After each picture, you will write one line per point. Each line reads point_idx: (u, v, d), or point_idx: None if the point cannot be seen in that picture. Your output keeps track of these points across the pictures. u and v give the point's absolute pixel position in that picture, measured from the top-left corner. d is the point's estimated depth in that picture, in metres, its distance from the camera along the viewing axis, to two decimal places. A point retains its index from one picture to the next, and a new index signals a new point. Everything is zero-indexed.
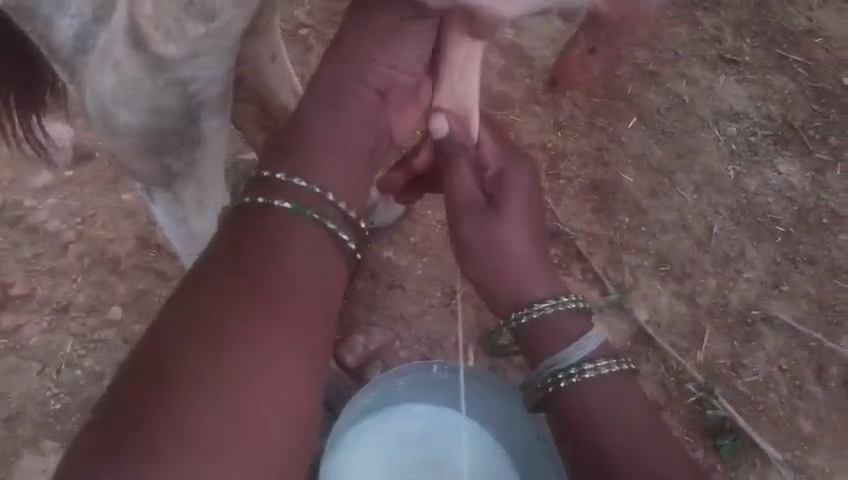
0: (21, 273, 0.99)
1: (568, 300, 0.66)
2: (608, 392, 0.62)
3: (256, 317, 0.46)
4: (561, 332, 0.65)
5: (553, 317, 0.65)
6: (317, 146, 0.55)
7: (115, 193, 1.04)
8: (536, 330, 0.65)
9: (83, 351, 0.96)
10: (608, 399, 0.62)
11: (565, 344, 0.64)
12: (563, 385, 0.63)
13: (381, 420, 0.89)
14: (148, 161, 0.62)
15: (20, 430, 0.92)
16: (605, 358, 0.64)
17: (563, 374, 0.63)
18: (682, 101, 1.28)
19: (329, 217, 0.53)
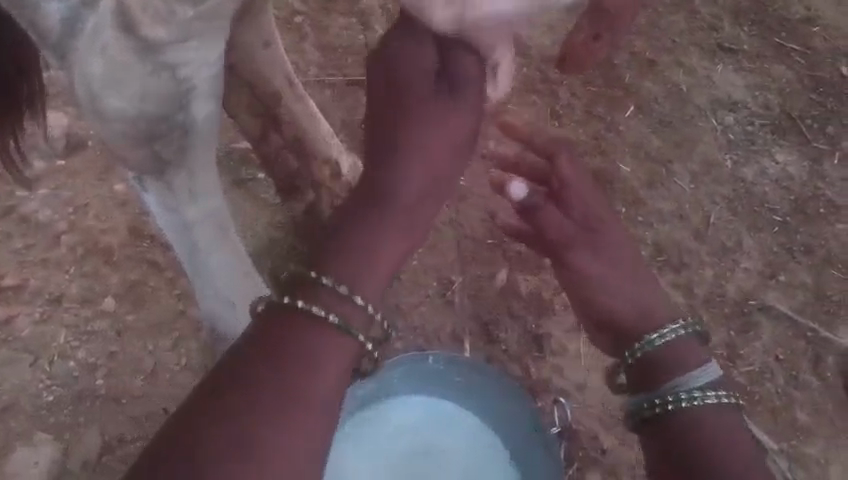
0: (13, 264, 0.98)
1: (681, 329, 0.63)
2: (723, 420, 0.58)
3: (282, 415, 0.45)
4: (679, 361, 0.61)
5: (677, 344, 0.62)
6: (368, 227, 0.50)
7: (108, 183, 1.03)
8: (659, 354, 0.62)
9: (76, 342, 0.95)
10: (722, 428, 0.57)
11: (687, 370, 0.60)
12: (675, 407, 0.58)
13: (380, 410, 0.89)
14: (139, 149, 0.60)
15: (13, 422, 0.91)
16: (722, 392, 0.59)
17: (682, 397, 0.58)
18: (679, 90, 1.27)
19: (361, 326, 0.49)
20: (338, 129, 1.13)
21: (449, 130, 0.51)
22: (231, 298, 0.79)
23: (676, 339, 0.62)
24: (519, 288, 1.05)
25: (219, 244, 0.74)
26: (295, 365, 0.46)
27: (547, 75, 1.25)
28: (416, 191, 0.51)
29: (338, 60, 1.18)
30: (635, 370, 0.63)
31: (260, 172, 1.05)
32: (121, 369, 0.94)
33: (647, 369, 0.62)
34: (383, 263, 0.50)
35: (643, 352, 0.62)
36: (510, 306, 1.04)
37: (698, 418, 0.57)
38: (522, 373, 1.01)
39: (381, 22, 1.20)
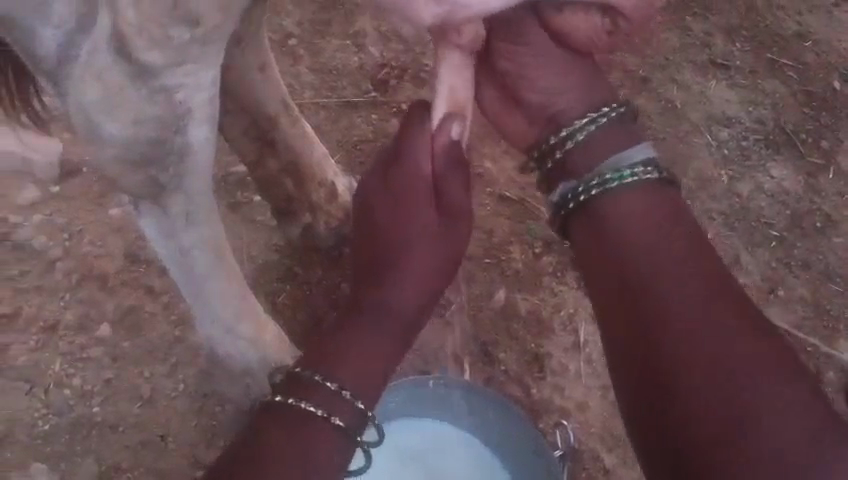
0: (8, 291, 0.98)
1: (605, 113, 0.66)
2: (638, 201, 0.62)
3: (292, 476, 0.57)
4: (602, 146, 0.65)
5: (603, 131, 0.65)
6: (360, 347, 0.64)
7: (103, 207, 1.02)
8: (586, 143, 0.65)
9: (72, 370, 0.94)
10: (631, 199, 0.62)
11: (618, 150, 0.64)
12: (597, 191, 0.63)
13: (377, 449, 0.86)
14: (134, 171, 0.60)
15: (8, 452, 0.90)
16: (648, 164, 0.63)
17: (602, 176, 0.63)
18: (673, 106, 1.27)
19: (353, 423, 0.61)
20: (334, 150, 1.13)
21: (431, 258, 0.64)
22: (230, 324, 0.80)
23: (600, 128, 0.65)
24: (518, 308, 1.05)
25: (218, 272, 0.73)
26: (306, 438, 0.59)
27: None
28: (405, 305, 0.64)
29: (333, 82, 1.18)
30: (563, 164, 0.66)
31: (255, 195, 1.04)
32: (117, 396, 0.93)
33: (570, 158, 0.66)
34: (368, 367, 0.64)
35: (567, 144, 0.66)
36: (509, 326, 1.04)
37: (656, 284, 0.57)
38: (523, 394, 1.01)
39: (374, 42, 1.20)
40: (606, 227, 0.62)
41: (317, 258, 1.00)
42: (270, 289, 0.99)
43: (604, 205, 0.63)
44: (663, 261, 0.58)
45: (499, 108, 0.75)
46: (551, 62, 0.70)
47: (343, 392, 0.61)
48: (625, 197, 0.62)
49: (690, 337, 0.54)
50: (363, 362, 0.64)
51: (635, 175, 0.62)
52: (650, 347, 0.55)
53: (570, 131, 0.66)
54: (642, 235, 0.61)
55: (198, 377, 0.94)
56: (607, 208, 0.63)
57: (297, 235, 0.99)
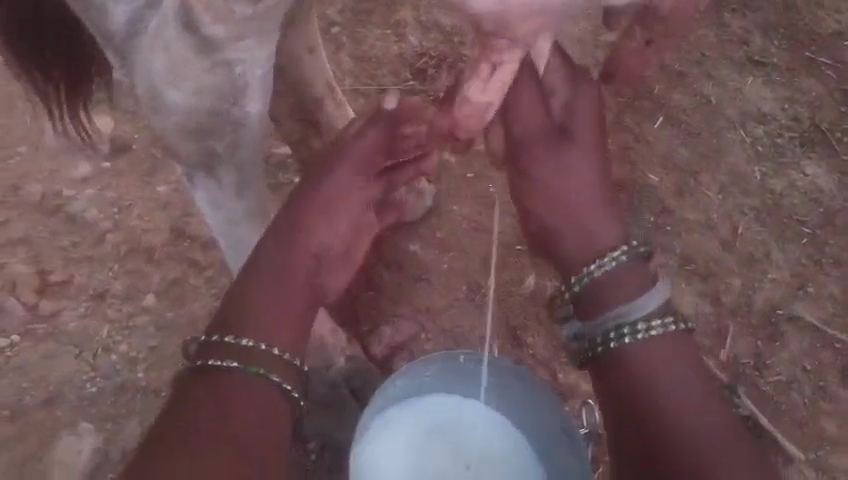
0: (61, 260, 1.02)
1: (620, 254, 0.69)
2: (664, 347, 0.66)
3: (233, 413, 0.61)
4: (616, 288, 0.68)
5: (620, 272, 0.69)
6: (263, 309, 0.69)
7: (152, 184, 1.07)
8: (602, 279, 0.69)
9: (119, 337, 0.99)
10: (656, 351, 0.65)
11: (632, 299, 0.67)
12: (626, 340, 0.66)
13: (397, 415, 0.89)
14: (192, 141, 0.64)
15: (58, 411, 0.95)
16: (663, 315, 0.67)
17: (627, 329, 0.66)
18: (708, 102, 1.28)
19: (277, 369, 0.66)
20: None
21: (321, 218, 0.73)
22: None
23: (615, 267, 0.69)
24: (548, 294, 1.07)
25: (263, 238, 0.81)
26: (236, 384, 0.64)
27: None
28: (304, 263, 0.73)
29: (373, 70, 1.21)
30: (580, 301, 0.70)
31: (296, 177, 1.08)
32: (160, 364, 0.97)
33: (590, 295, 0.70)
34: (264, 319, 0.68)
35: (583, 286, 0.70)
36: (538, 311, 1.06)
37: (657, 390, 0.63)
38: (550, 377, 1.04)
39: (414, 32, 1.23)
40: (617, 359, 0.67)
41: None
42: None
43: (623, 353, 0.66)
44: (671, 386, 0.63)
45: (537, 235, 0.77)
46: (561, 152, 0.73)
47: (263, 346, 0.66)
48: (641, 347, 0.66)
49: (678, 419, 0.61)
50: (264, 323, 0.68)
51: (646, 328, 0.66)
52: (638, 423, 0.63)
53: (587, 269, 0.70)
54: (661, 371, 0.64)
55: None
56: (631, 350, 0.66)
57: None
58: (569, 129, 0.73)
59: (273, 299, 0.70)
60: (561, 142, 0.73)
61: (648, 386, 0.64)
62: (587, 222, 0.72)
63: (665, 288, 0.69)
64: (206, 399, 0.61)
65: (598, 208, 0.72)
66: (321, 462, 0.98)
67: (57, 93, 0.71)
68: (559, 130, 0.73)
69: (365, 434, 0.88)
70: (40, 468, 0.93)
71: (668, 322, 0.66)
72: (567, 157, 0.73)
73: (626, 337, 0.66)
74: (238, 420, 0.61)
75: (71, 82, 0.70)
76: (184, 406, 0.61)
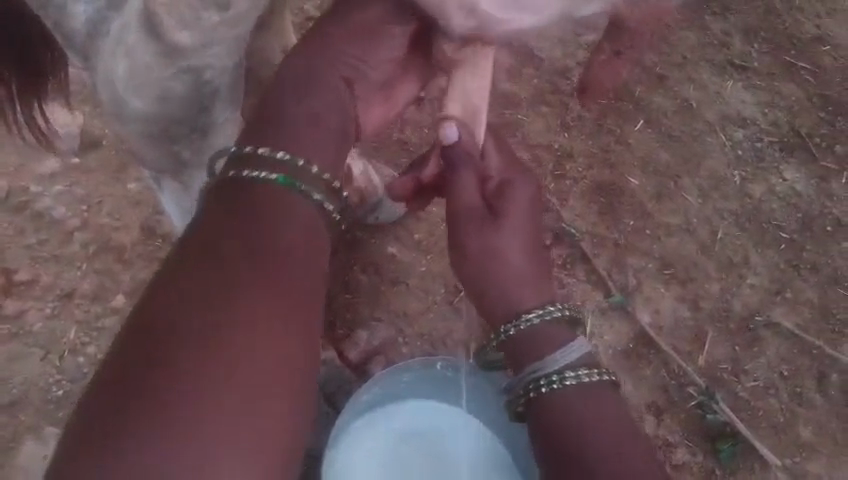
0: (26, 259, 0.99)
1: (555, 310, 0.70)
2: (585, 398, 0.67)
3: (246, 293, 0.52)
4: (546, 341, 0.70)
5: (541, 326, 0.70)
6: (295, 125, 0.64)
7: (122, 181, 1.04)
8: (527, 332, 0.70)
9: (87, 338, 0.96)
10: (577, 401, 0.67)
11: (552, 350, 0.69)
12: (544, 390, 0.68)
13: (373, 426, 0.89)
14: (158, 146, 0.62)
15: (22, 415, 0.92)
16: (587, 367, 0.69)
17: (545, 382, 0.68)
18: (689, 105, 1.28)
19: (316, 189, 0.61)
20: None
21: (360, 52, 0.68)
22: None
23: (540, 323, 0.70)
24: None
25: None
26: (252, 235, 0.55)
27: (558, 87, 1.26)
28: (332, 97, 0.68)
29: None
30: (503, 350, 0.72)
31: None
32: None
33: (513, 346, 0.71)
34: (302, 136, 0.63)
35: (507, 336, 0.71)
36: None
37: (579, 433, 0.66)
38: None
39: None
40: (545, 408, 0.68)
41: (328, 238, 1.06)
42: None
43: (549, 403, 0.68)
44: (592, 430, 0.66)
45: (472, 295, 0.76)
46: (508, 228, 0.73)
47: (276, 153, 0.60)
48: (565, 396, 0.67)
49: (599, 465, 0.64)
50: (310, 136, 0.64)
51: (563, 379, 0.67)
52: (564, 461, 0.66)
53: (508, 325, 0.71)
54: (584, 411, 0.66)
55: None
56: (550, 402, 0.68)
57: None
58: (497, 207, 0.74)
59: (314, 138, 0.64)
60: (488, 223, 0.73)
61: (573, 423, 0.66)
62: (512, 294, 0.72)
63: (587, 343, 0.70)
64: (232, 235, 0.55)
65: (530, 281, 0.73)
66: None
67: (11, 92, 0.68)
68: (488, 210, 0.74)
69: (341, 443, 0.87)
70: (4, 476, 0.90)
71: (583, 373, 0.67)
72: (495, 238, 0.72)
73: (544, 387, 0.68)
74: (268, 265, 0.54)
75: (24, 89, 0.68)
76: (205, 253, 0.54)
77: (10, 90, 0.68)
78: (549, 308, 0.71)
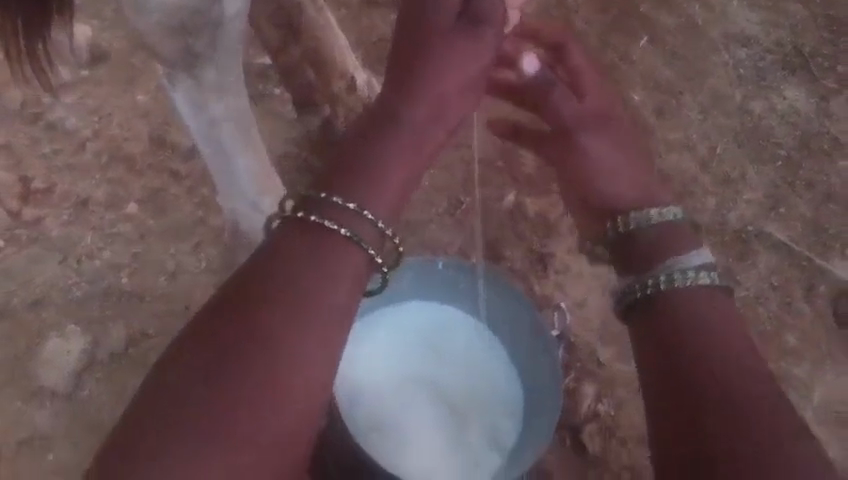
0: (42, 169, 1.03)
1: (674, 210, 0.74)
2: (704, 295, 0.65)
3: (285, 332, 0.52)
4: (671, 237, 0.73)
5: (662, 226, 0.74)
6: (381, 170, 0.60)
7: (131, 92, 1.06)
8: (649, 230, 0.74)
9: (103, 244, 1.00)
10: (698, 296, 0.65)
11: (679, 255, 0.70)
12: (663, 286, 0.66)
13: (377, 319, 0.95)
14: (174, 40, 0.71)
15: (45, 314, 0.97)
16: (707, 269, 0.67)
17: (663, 277, 0.66)
18: (693, 23, 1.28)
19: (372, 241, 0.58)
20: (354, 48, 1.15)
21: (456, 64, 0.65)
22: (254, 200, 0.92)
23: (665, 221, 0.74)
24: (526, 211, 1.10)
25: (242, 144, 0.86)
26: (308, 268, 0.55)
27: (563, 4, 1.26)
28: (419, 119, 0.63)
29: None
30: (620, 245, 0.75)
31: (277, 88, 1.09)
32: (144, 271, 0.99)
33: (630, 245, 0.74)
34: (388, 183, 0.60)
35: (628, 230, 0.75)
36: (516, 226, 1.09)
37: (698, 324, 0.62)
38: (526, 288, 1.07)
39: None
40: (659, 313, 0.65)
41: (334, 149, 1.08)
42: (289, 180, 1.06)
43: (668, 301, 0.65)
44: (713, 332, 0.61)
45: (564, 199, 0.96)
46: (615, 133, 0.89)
47: (350, 206, 0.57)
48: (688, 294, 0.65)
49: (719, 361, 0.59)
50: (381, 173, 0.60)
51: (694, 275, 0.66)
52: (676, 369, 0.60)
53: (632, 219, 0.75)
54: (699, 314, 0.63)
55: (220, 256, 1.00)
56: (670, 296, 0.65)
57: (317, 127, 1.07)
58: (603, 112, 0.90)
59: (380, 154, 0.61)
60: (597, 121, 0.89)
61: (693, 325, 0.62)
62: (602, 185, 0.86)
63: (708, 255, 0.70)
64: (285, 259, 0.55)
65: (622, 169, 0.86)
66: None
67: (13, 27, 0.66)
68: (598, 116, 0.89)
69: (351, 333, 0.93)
70: (28, 369, 0.95)
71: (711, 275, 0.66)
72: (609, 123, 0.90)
73: (661, 284, 0.66)
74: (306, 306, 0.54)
75: (29, 26, 0.67)
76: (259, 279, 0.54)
77: (15, 25, 0.66)
78: (674, 209, 0.75)
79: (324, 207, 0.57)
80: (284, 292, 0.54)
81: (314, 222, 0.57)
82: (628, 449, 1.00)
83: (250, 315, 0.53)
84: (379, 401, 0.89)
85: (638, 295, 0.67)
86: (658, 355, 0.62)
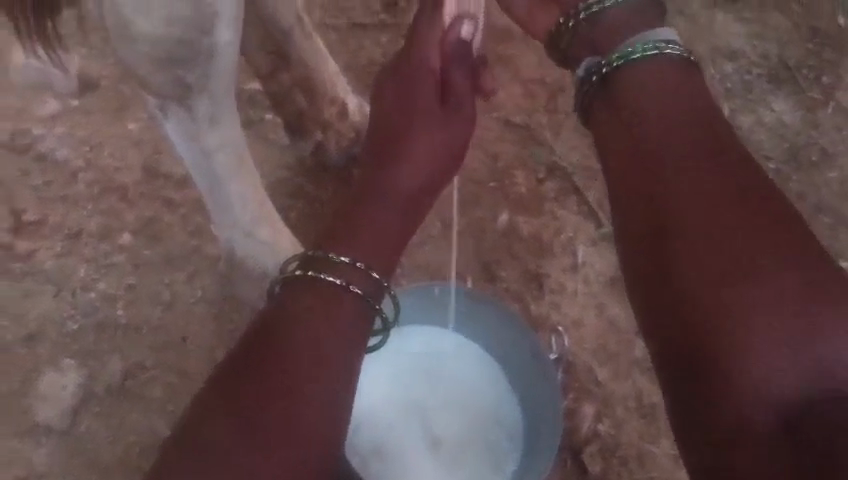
0: (34, 201, 1.02)
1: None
2: (662, 69, 0.68)
3: (296, 378, 0.59)
4: (641, 19, 0.74)
5: (636, 5, 0.74)
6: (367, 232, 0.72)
7: (122, 122, 1.06)
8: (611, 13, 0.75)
9: (96, 275, 0.99)
10: (658, 67, 0.68)
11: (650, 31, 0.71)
12: (623, 59, 0.70)
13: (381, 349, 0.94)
14: (165, 71, 0.71)
15: (40, 349, 0.96)
16: (674, 42, 0.69)
17: (633, 50, 0.69)
18: (679, 38, 1.29)
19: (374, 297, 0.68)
20: (343, 72, 1.16)
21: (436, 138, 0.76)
22: (250, 229, 0.91)
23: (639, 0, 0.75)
24: (519, 230, 1.11)
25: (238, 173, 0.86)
26: (319, 326, 0.63)
27: None
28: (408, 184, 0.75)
29: (343, 4, 1.20)
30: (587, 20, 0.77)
31: (267, 113, 1.09)
32: (139, 301, 0.99)
33: (595, 23, 0.76)
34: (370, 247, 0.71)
35: (599, 8, 0.76)
36: (510, 246, 1.10)
37: (666, 121, 0.65)
38: (521, 308, 1.07)
39: None
40: (625, 93, 0.69)
41: (327, 176, 1.07)
42: (282, 206, 1.05)
43: (633, 77, 0.69)
44: (682, 133, 0.63)
45: (535, 7, 0.86)
46: None
47: (357, 264, 0.68)
48: (654, 67, 0.68)
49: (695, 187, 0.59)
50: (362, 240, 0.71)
51: (663, 47, 0.69)
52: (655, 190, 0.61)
53: (602, 0, 0.76)
54: (666, 105, 0.65)
55: (214, 285, 0.99)
56: (635, 75, 0.69)
57: (309, 154, 1.07)
58: None
59: (383, 214, 0.74)
60: None
61: (656, 108, 0.66)
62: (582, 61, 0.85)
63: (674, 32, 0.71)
64: (299, 316, 0.63)
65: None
66: None
67: None
68: None
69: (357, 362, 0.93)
70: (23, 404, 0.94)
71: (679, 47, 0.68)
72: None
73: (630, 57, 0.69)
74: (320, 355, 0.62)
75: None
76: (270, 337, 0.62)
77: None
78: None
79: (325, 263, 0.67)
80: (294, 346, 0.61)
81: (324, 279, 0.66)
82: (630, 468, 1.00)
83: (269, 366, 0.59)
84: (384, 429, 0.91)
85: (602, 72, 0.72)
86: (619, 132, 0.68)
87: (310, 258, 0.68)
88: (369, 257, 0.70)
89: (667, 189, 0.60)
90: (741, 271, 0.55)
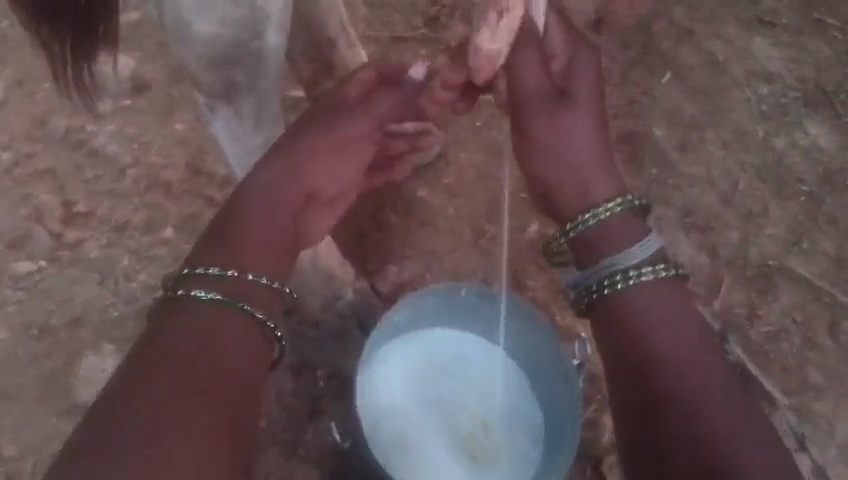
0: (84, 193, 1.07)
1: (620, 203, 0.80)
2: (646, 299, 0.74)
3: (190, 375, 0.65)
4: (622, 235, 0.79)
5: (612, 222, 0.80)
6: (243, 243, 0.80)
7: (169, 122, 1.11)
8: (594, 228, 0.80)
9: (139, 266, 1.04)
10: (637, 298, 0.75)
11: (628, 248, 0.77)
12: (607, 289, 0.76)
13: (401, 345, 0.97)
14: (218, 72, 0.75)
15: (83, 333, 1.01)
16: (650, 265, 0.76)
17: (614, 283, 0.76)
18: (715, 60, 1.30)
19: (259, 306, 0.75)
20: None
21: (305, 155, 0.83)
22: None
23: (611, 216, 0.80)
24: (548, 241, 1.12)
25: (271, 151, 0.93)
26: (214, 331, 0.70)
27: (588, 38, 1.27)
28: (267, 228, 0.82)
29: (385, 17, 1.23)
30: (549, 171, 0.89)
31: None
32: None
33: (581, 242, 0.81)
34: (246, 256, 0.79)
35: (578, 231, 0.81)
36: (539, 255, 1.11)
37: (645, 326, 0.73)
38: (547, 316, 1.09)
39: None
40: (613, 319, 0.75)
41: None
42: None
43: (620, 303, 0.75)
44: (661, 328, 0.72)
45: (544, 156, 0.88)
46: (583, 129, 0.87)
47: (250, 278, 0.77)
48: (632, 297, 0.75)
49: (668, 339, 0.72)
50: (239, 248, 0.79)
51: (638, 276, 0.75)
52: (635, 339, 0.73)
53: (582, 220, 0.81)
54: (655, 327, 0.72)
55: None
56: (616, 301, 0.76)
57: None
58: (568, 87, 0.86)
59: (267, 224, 0.83)
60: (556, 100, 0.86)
61: (639, 330, 0.73)
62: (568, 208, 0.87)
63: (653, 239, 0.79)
64: (181, 332, 0.68)
65: (588, 161, 0.86)
66: (328, 388, 1.05)
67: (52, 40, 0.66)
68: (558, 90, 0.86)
69: (379, 352, 0.95)
70: (64, 383, 1.00)
71: (658, 270, 0.76)
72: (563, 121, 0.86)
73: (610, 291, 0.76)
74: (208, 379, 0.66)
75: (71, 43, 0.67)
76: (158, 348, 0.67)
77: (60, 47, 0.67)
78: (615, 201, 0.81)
79: (201, 279, 0.75)
80: (185, 350, 0.67)
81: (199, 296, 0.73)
82: None
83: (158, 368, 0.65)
84: (400, 423, 0.93)
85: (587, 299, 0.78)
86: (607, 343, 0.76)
87: (180, 277, 0.75)
88: (260, 265, 0.80)
89: (643, 342, 0.72)
90: (697, 399, 0.67)
